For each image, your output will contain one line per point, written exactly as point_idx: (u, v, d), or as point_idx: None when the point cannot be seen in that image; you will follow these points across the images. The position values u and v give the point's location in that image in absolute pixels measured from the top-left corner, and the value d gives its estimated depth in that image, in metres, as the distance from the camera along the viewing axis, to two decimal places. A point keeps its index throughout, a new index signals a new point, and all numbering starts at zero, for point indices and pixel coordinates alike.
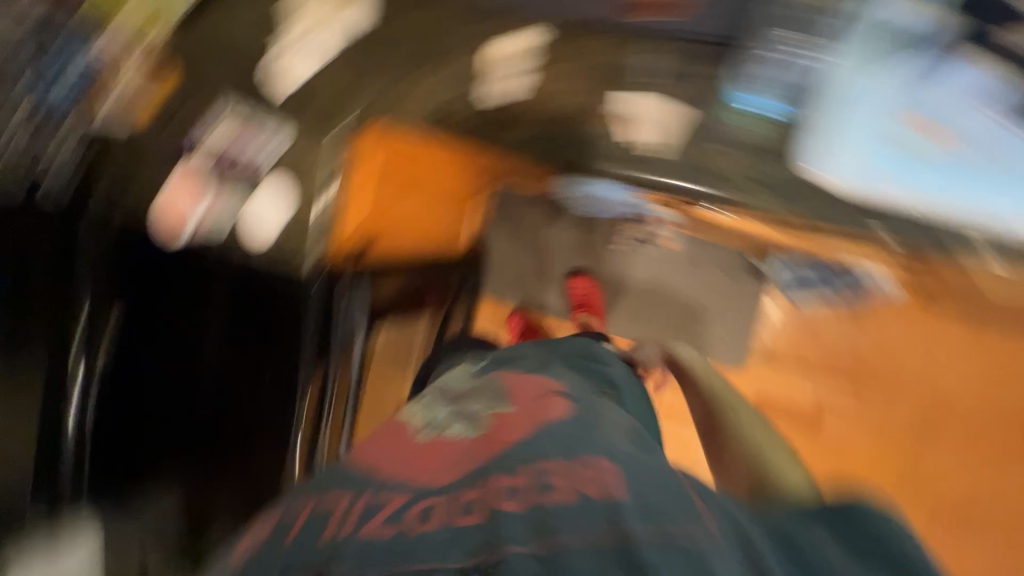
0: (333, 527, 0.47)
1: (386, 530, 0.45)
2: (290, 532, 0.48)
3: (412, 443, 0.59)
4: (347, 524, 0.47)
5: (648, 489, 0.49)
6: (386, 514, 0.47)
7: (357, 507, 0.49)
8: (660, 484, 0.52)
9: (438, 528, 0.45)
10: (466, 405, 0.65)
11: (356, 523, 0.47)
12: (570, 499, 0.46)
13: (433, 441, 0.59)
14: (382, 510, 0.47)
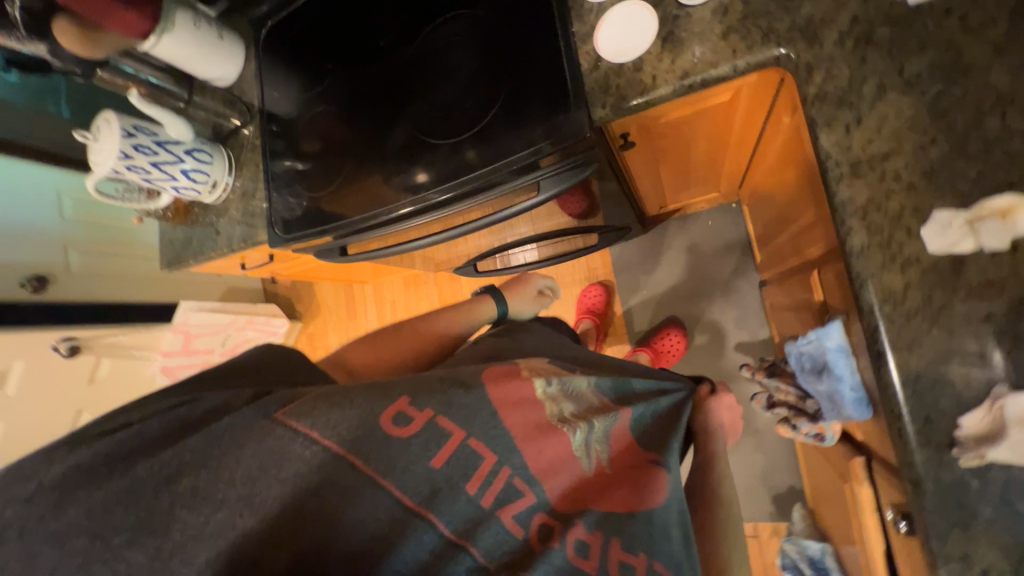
0: (478, 486, 0.48)
1: (518, 531, 0.48)
2: (437, 455, 0.47)
3: (543, 420, 0.56)
4: (487, 495, 0.48)
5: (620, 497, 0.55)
6: (520, 510, 0.50)
7: (497, 480, 0.49)
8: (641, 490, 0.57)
9: (556, 551, 0.48)
10: (584, 411, 0.60)
11: (495, 500, 0.48)
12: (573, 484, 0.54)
13: (565, 439, 0.56)
14: (519, 503, 0.50)
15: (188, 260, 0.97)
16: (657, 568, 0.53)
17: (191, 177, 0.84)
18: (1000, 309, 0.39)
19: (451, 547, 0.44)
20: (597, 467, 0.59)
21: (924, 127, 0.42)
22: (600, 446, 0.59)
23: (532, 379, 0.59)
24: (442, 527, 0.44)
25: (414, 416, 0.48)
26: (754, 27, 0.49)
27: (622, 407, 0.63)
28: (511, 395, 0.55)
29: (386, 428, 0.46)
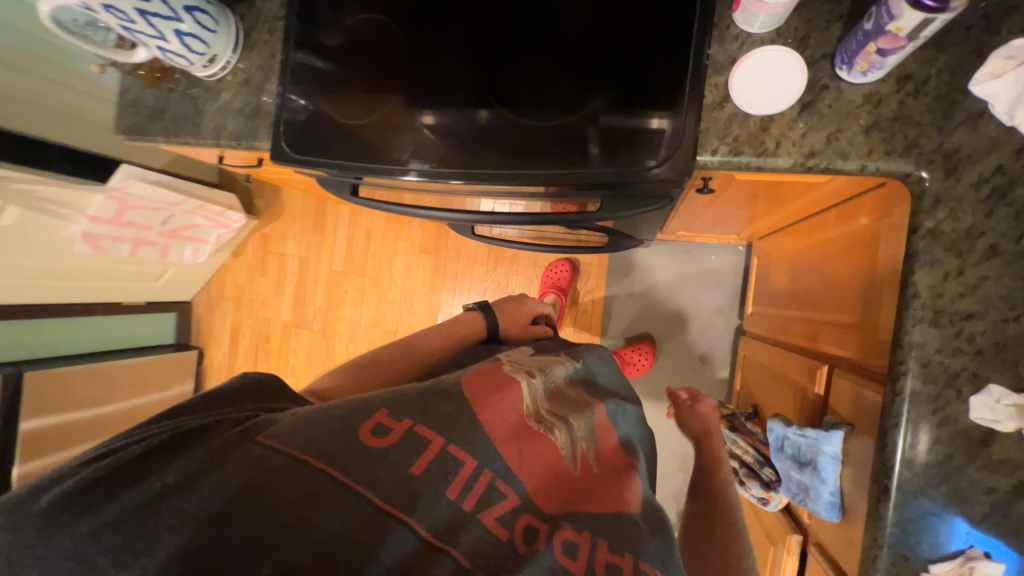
0: (458, 491, 0.45)
1: (500, 534, 0.44)
2: (416, 462, 0.45)
3: (523, 422, 0.53)
4: (469, 498, 0.45)
5: (603, 502, 0.51)
6: (501, 512, 0.46)
7: (478, 485, 0.46)
8: (631, 499, 0.52)
9: (543, 555, 0.43)
10: (564, 412, 0.57)
11: (476, 503, 0.45)
12: (540, 472, 0.51)
13: (545, 440, 0.53)
14: (502, 505, 0.46)
15: (154, 134, 0.79)
16: (643, 570, 0.45)
17: (186, 43, 0.66)
18: (1005, 486, 0.43)
19: (434, 552, 0.40)
20: (583, 465, 0.55)
21: (1013, 301, 0.43)
22: (585, 444, 0.56)
23: (523, 386, 0.56)
24: (420, 528, 0.41)
25: (393, 426, 0.47)
26: (901, 132, 0.45)
27: (596, 403, 0.62)
28: (486, 392, 0.53)
29: (362, 435, 0.45)
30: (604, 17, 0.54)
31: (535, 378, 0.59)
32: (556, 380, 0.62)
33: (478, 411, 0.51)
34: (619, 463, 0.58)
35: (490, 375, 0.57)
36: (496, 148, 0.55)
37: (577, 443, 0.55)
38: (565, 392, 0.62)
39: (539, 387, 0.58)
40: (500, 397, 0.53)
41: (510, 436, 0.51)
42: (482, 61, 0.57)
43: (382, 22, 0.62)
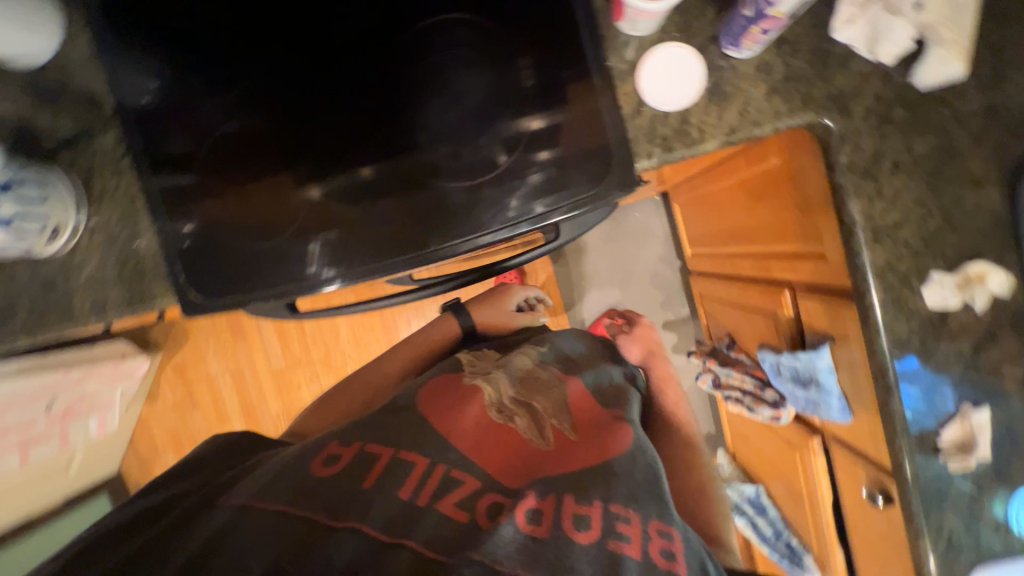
0: (410, 490, 0.50)
1: (462, 516, 0.48)
2: (368, 477, 0.51)
3: (485, 417, 0.60)
4: (423, 494, 0.50)
5: (570, 464, 0.56)
6: (461, 496, 0.51)
7: (432, 479, 0.52)
8: (596, 452, 0.57)
9: (506, 526, 0.46)
10: (530, 399, 0.64)
11: (430, 495, 0.50)
12: (512, 458, 0.57)
13: (508, 428, 0.60)
14: (459, 490, 0.51)
15: (12, 337, 0.63)
16: (615, 512, 0.51)
17: (15, 229, 0.53)
18: (969, 347, 0.51)
19: (388, 545, 0.44)
20: (556, 437, 0.60)
21: (925, 202, 0.50)
22: (554, 419, 0.62)
23: (481, 390, 0.63)
24: (369, 529, 0.45)
25: (341, 453, 0.54)
26: (795, 90, 0.50)
27: (567, 380, 0.68)
28: (450, 405, 0.61)
29: (314, 467, 0.52)
30: (484, 55, 0.53)
31: (497, 379, 0.66)
32: (519, 371, 0.68)
33: (439, 424, 0.58)
34: (595, 423, 0.62)
35: (453, 387, 0.64)
36: (426, 220, 0.55)
37: (544, 419, 0.62)
38: (535, 376, 0.68)
39: (500, 384, 0.65)
40: (461, 404, 0.61)
41: (473, 435, 0.58)
42: (382, 139, 0.55)
43: (252, 127, 0.56)
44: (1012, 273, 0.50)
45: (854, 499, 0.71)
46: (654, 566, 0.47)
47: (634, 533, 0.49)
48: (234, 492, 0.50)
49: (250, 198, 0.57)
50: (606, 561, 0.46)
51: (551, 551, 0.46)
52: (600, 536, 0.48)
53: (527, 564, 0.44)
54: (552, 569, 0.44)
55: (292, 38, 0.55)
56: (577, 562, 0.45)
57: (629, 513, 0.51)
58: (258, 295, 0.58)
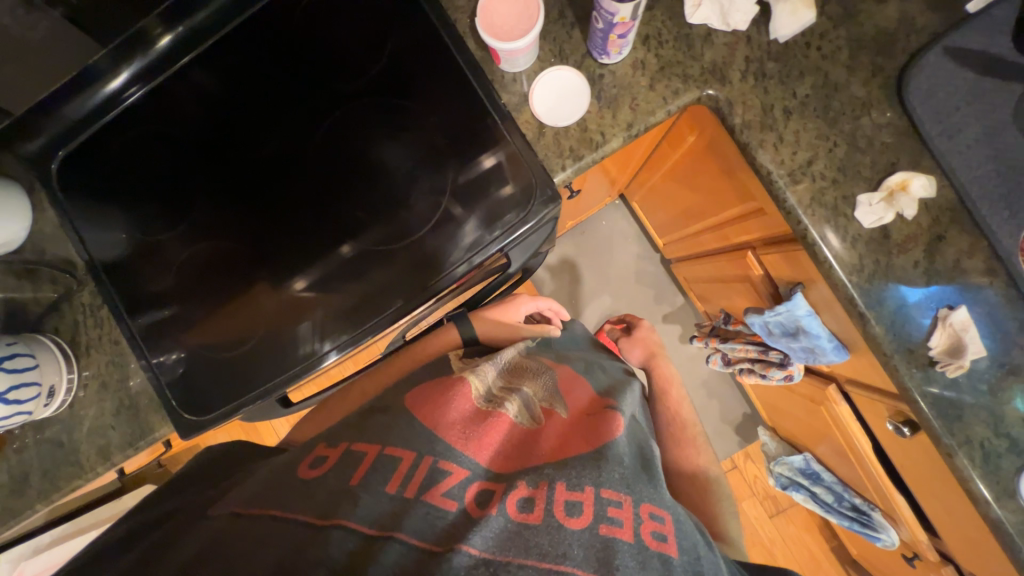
0: (397, 485, 0.54)
1: (448, 504, 0.53)
2: (355, 476, 0.55)
3: (476, 407, 0.66)
4: (410, 487, 0.54)
5: (564, 454, 0.62)
6: (449, 487, 0.55)
7: (419, 471, 0.56)
8: (591, 443, 0.64)
9: (496, 516, 0.51)
10: (517, 386, 0.73)
11: (418, 488, 0.54)
12: (501, 445, 0.64)
13: (499, 415, 0.67)
14: (448, 480, 0.56)
15: (30, 506, 0.66)
16: (606, 497, 0.55)
17: (12, 398, 0.56)
18: (920, 255, 0.52)
19: (377, 540, 0.46)
20: (544, 419, 0.69)
21: (826, 135, 0.53)
22: (544, 402, 0.72)
23: (470, 382, 0.69)
24: (352, 524, 0.47)
25: (327, 455, 0.61)
26: (673, 75, 0.55)
27: (553, 369, 0.78)
28: (439, 397, 0.66)
29: (302, 472, 0.58)
30: (395, 124, 0.59)
31: (482, 367, 0.72)
32: (508, 360, 0.76)
33: (429, 420, 0.63)
34: (585, 409, 0.73)
35: (441, 382, 0.70)
36: (380, 283, 0.58)
37: (532, 405, 0.71)
38: (523, 365, 0.77)
39: (486, 373, 0.71)
40: (450, 396, 0.66)
41: (466, 423, 0.64)
42: (324, 222, 0.59)
43: (209, 247, 0.61)
44: (933, 174, 0.51)
45: (886, 436, 0.68)
46: (644, 548, 0.51)
47: (625, 519, 0.53)
48: (225, 504, 0.54)
49: (213, 306, 0.60)
50: (599, 546, 0.49)
51: (542, 536, 0.49)
52: (591, 521, 0.52)
53: (516, 550, 0.47)
54: (542, 555, 0.47)
55: (229, 157, 0.61)
56: (569, 546, 0.48)
57: (620, 496, 0.56)
58: (243, 402, 0.59)
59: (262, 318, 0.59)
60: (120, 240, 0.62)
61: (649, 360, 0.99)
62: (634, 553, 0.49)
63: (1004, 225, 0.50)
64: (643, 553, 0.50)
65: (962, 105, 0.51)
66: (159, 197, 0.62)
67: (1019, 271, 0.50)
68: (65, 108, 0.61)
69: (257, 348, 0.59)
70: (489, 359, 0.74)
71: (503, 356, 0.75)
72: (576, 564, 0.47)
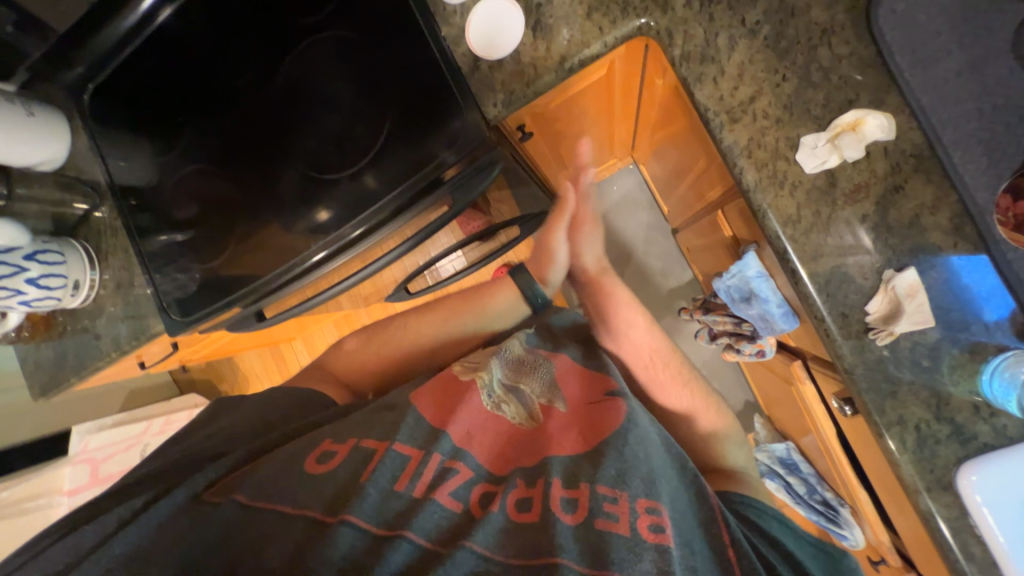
0: (406, 482, 0.47)
1: (455, 506, 0.45)
2: (364, 471, 0.48)
3: (479, 405, 0.56)
4: (419, 486, 0.47)
5: (568, 453, 0.52)
6: (455, 486, 0.47)
7: (429, 471, 0.48)
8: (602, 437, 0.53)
9: (495, 513, 0.44)
10: (518, 383, 0.61)
11: (427, 487, 0.46)
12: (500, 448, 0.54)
13: (496, 416, 0.56)
14: (454, 480, 0.48)
15: (67, 379, 0.81)
16: (601, 493, 0.46)
17: (43, 284, 0.70)
18: (871, 207, 0.45)
19: (384, 540, 0.40)
20: (545, 418, 0.58)
21: (774, 67, 0.47)
22: (542, 399, 0.60)
23: (475, 379, 0.58)
24: (360, 521, 0.42)
25: (337, 450, 0.51)
26: (612, 3, 0.52)
27: (553, 358, 0.66)
28: (441, 398, 0.57)
29: (307, 464, 0.49)
30: (355, 63, 0.62)
31: (487, 361, 0.62)
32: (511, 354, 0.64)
33: (439, 420, 0.54)
34: (588, 400, 0.61)
35: (446, 383, 0.60)
36: (334, 208, 0.61)
37: (531, 403, 0.59)
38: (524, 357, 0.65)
39: (492, 365, 0.60)
40: (459, 393, 0.57)
41: (464, 422, 0.53)
42: (287, 150, 0.65)
43: (197, 168, 0.69)
44: (897, 114, 0.45)
45: (844, 421, 0.63)
46: (641, 542, 0.41)
47: (621, 512, 0.44)
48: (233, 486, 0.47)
49: (214, 234, 0.68)
50: (590, 542, 0.42)
51: (540, 535, 0.43)
52: (586, 517, 0.44)
53: (516, 553, 0.41)
54: (537, 555, 0.41)
55: (219, 96, 0.69)
56: (561, 542, 0.41)
57: (618, 493, 0.46)
58: (215, 304, 0.67)
59: (233, 239, 0.67)
60: (127, 159, 0.72)
61: (597, 279, 0.74)
62: (631, 551, 0.41)
63: (980, 177, 0.43)
64: (639, 550, 0.41)
65: (943, 32, 0.43)
66: (162, 123, 0.71)
67: (990, 231, 0.43)
68: (95, 37, 0.68)
69: (222, 262, 0.68)
70: (494, 353, 0.63)
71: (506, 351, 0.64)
72: (571, 564, 0.39)
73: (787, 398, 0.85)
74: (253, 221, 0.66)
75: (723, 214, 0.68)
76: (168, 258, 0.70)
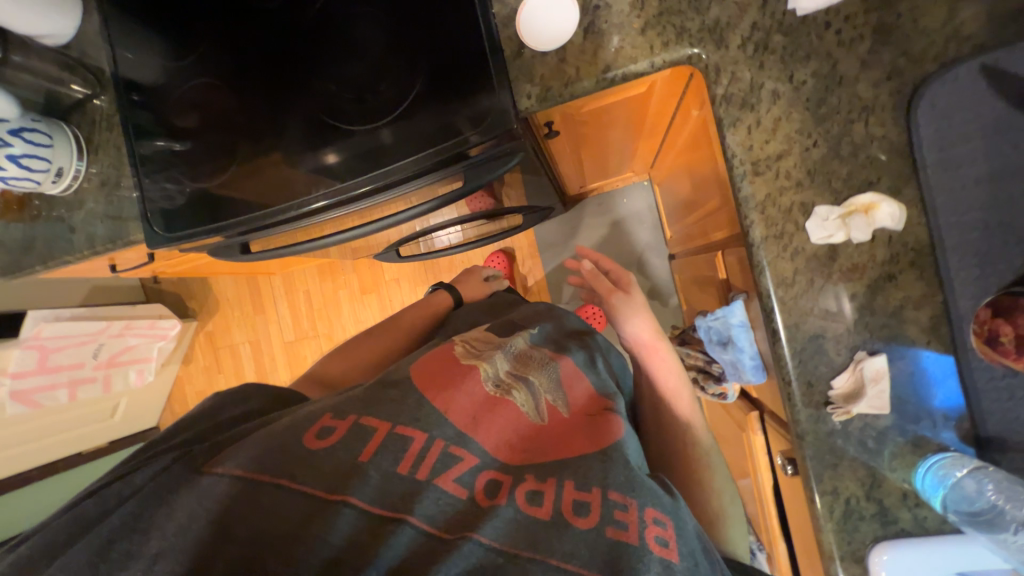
0: (409, 465, 0.45)
1: (460, 493, 0.44)
2: (364, 450, 0.45)
3: (478, 389, 0.53)
4: (422, 468, 0.45)
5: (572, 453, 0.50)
6: (461, 472, 0.46)
7: (430, 453, 0.46)
8: (604, 442, 0.51)
9: (506, 506, 0.43)
10: (524, 374, 0.57)
11: (431, 470, 0.45)
12: (506, 440, 0.51)
13: (499, 399, 0.53)
14: (459, 466, 0.46)
15: (32, 265, 0.78)
16: (613, 499, 0.45)
17: (24, 164, 0.67)
18: (861, 288, 0.47)
19: (387, 522, 0.40)
20: (549, 418, 0.55)
21: (808, 131, 0.48)
22: (550, 397, 0.56)
23: (475, 367, 0.56)
24: (360, 502, 0.41)
25: (337, 425, 0.47)
26: (668, 24, 0.51)
27: (561, 357, 0.62)
28: (434, 377, 0.54)
29: (306, 439, 0.45)
30: (395, 16, 0.60)
31: (491, 353, 0.59)
32: (520, 350, 0.61)
33: (433, 398, 0.51)
34: (589, 410, 0.57)
35: (446, 360, 0.57)
36: (347, 158, 0.59)
37: (537, 399, 0.55)
38: (528, 353, 0.61)
39: (495, 359, 0.58)
40: (456, 377, 0.54)
41: (464, 407, 0.51)
42: (307, 88, 0.62)
43: (206, 82, 0.66)
44: (909, 206, 0.46)
45: (780, 476, 0.66)
46: (649, 553, 0.41)
47: (631, 521, 0.43)
48: (231, 459, 0.43)
49: (213, 153, 0.66)
50: (602, 549, 0.41)
51: (549, 535, 0.41)
52: (598, 522, 0.43)
53: (527, 545, 0.40)
54: (548, 551, 0.40)
55: (248, 14, 0.65)
56: (571, 549, 0.40)
57: (629, 501, 0.45)
58: (201, 226, 0.64)
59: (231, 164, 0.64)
60: (133, 53, 0.68)
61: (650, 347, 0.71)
62: (641, 561, 0.40)
63: (968, 285, 0.44)
64: (646, 560, 0.40)
65: (975, 138, 0.44)
66: (179, 25, 0.67)
67: (963, 338, 0.45)
68: None
69: (213, 184, 0.65)
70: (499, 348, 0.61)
71: (513, 347, 0.61)
72: (581, 570, 0.39)
73: (734, 439, 0.89)
74: (256, 151, 0.64)
75: (724, 255, 0.69)
76: (157, 165, 0.67)
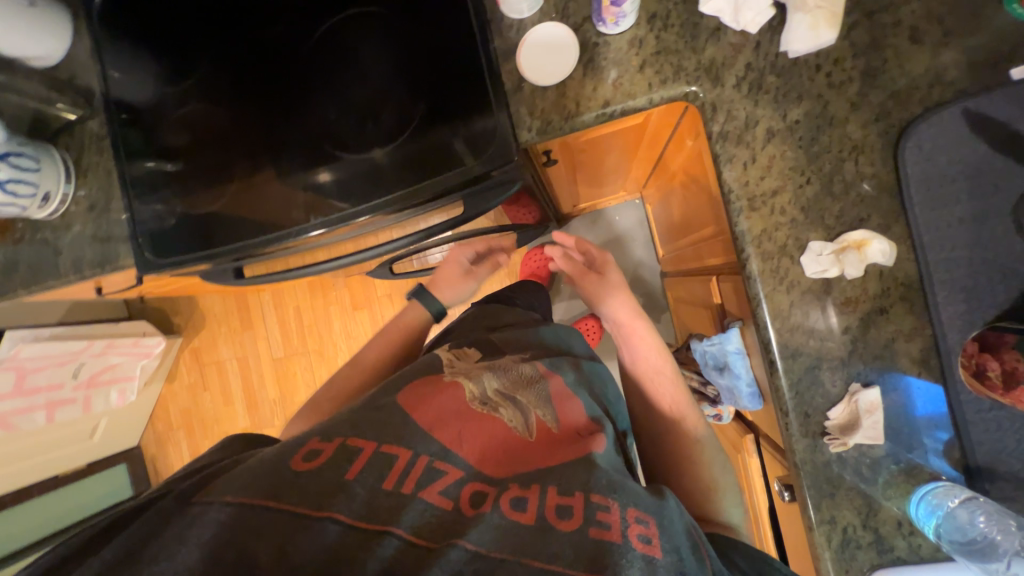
0: (394, 480, 0.44)
1: (444, 504, 0.44)
2: (349, 468, 0.44)
3: (465, 406, 0.53)
4: (406, 483, 0.44)
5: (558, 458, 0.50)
6: (444, 485, 0.46)
7: (414, 468, 0.46)
8: (582, 445, 0.51)
9: (489, 513, 0.43)
10: (512, 393, 0.56)
11: (414, 483, 0.44)
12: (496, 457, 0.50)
13: (486, 416, 0.53)
14: (442, 479, 0.46)
15: (14, 289, 0.76)
16: (596, 501, 0.44)
17: (11, 190, 0.65)
18: (855, 321, 0.48)
19: (375, 536, 0.39)
20: (537, 435, 0.53)
21: (801, 169, 0.49)
22: (538, 414, 0.55)
23: (461, 388, 0.55)
24: (345, 518, 0.40)
25: (322, 449, 0.46)
26: (666, 63, 0.52)
27: (551, 374, 0.61)
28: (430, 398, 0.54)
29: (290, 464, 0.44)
30: (398, 47, 0.60)
31: (478, 372, 0.58)
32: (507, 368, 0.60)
33: (429, 421, 0.50)
34: (579, 427, 0.55)
35: (431, 379, 0.58)
36: (347, 186, 0.59)
37: (524, 416, 0.54)
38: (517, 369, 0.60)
39: (482, 378, 0.57)
40: (447, 397, 0.53)
41: (453, 425, 0.50)
42: (305, 117, 0.62)
43: (201, 107, 0.66)
44: (898, 243, 0.48)
45: (778, 502, 0.67)
46: (632, 551, 0.40)
47: (613, 520, 0.43)
48: (219, 490, 0.42)
49: (208, 178, 0.64)
50: (585, 550, 0.40)
51: (533, 542, 0.41)
52: (581, 523, 0.42)
53: (513, 549, 0.40)
54: (534, 556, 0.39)
55: (246, 41, 0.64)
56: (557, 550, 0.40)
57: (610, 501, 0.44)
58: (196, 254, 0.63)
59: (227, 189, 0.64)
60: (127, 77, 0.67)
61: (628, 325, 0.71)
62: (625, 558, 0.40)
63: (956, 320, 0.46)
64: (629, 559, 0.40)
65: (959, 179, 0.46)
66: (175, 50, 0.66)
67: (952, 368, 0.46)
68: None
69: (208, 210, 0.64)
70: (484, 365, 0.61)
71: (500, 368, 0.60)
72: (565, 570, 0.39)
73: None
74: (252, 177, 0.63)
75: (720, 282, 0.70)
76: (151, 189, 0.66)
